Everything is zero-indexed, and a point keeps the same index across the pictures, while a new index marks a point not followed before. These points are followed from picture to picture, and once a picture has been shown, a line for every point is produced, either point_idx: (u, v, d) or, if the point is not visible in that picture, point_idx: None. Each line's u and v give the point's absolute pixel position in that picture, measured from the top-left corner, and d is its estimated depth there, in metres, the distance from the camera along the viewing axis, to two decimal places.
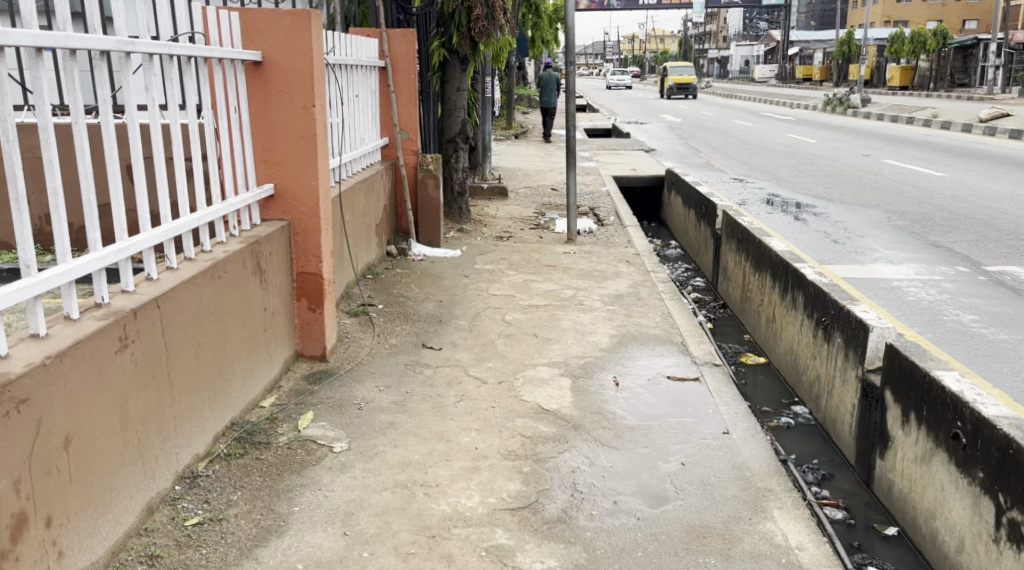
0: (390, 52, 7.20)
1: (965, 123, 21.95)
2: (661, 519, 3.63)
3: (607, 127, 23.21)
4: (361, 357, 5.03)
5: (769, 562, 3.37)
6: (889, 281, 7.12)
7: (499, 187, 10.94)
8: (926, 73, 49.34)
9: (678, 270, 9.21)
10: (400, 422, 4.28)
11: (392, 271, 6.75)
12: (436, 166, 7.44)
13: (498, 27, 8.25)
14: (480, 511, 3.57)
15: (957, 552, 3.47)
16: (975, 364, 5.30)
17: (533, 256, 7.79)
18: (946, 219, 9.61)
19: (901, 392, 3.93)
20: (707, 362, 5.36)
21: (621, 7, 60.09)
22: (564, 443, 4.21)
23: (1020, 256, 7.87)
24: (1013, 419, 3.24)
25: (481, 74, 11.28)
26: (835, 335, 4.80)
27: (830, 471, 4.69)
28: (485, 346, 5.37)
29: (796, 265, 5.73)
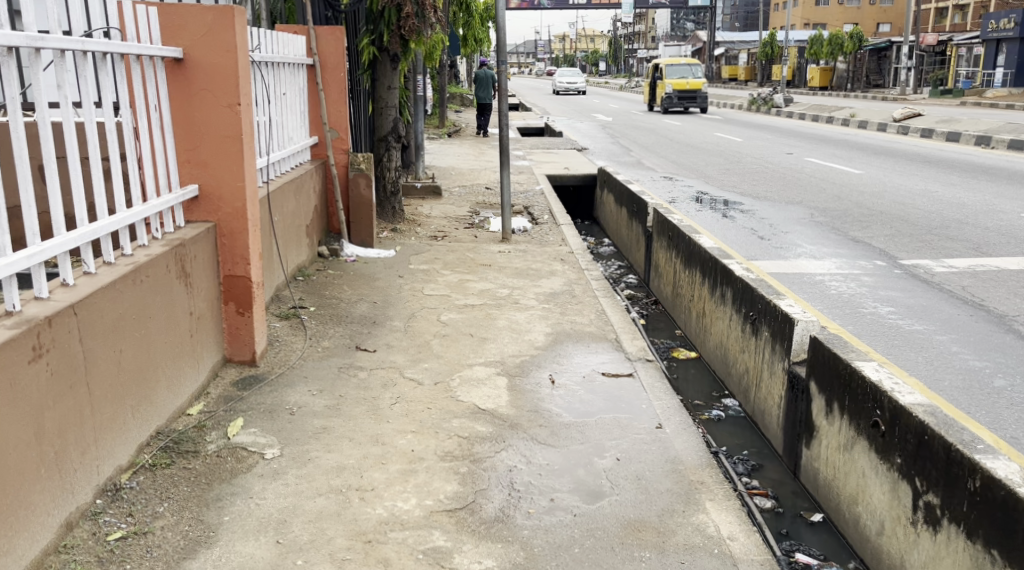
0: (318, 50, 7.08)
1: (879, 123, 22.61)
2: (598, 514, 3.64)
3: (539, 127, 23.25)
4: (293, 361, 4.94)
5: (702, 553, 3.40)
6: (812, 276, 7.29)
7: (432, 186, 10.88)
8: (844, 74, 50.72)
9: (612, 267, 9.28)
10: (334, 426, 4.21)
11: (323, 272, 6.66)
12: (367, 166, 7.35)
13: (428, 25, 8.15)
14: (417, 514, 3.54)
15: (878, 536, 3.56)
16: (893, 354, 5.45)
17: (467, 255, 7.74)
18: (865, 215, 9.88)
19: (824, 383, 4.01)
20: (641, 358, 5.40)
21: (552, 7, 60.33)
22: (500, 443, 4.19)
23: (934, 250, 8.14)
24: (928, 406, 3.33)
25: (413, 73, 11.25)
26: (762, 329, 4.88)
27: (760, 462, 4.77)
28: (420, 347, 5.33)
29: (724, 261, 5.81)
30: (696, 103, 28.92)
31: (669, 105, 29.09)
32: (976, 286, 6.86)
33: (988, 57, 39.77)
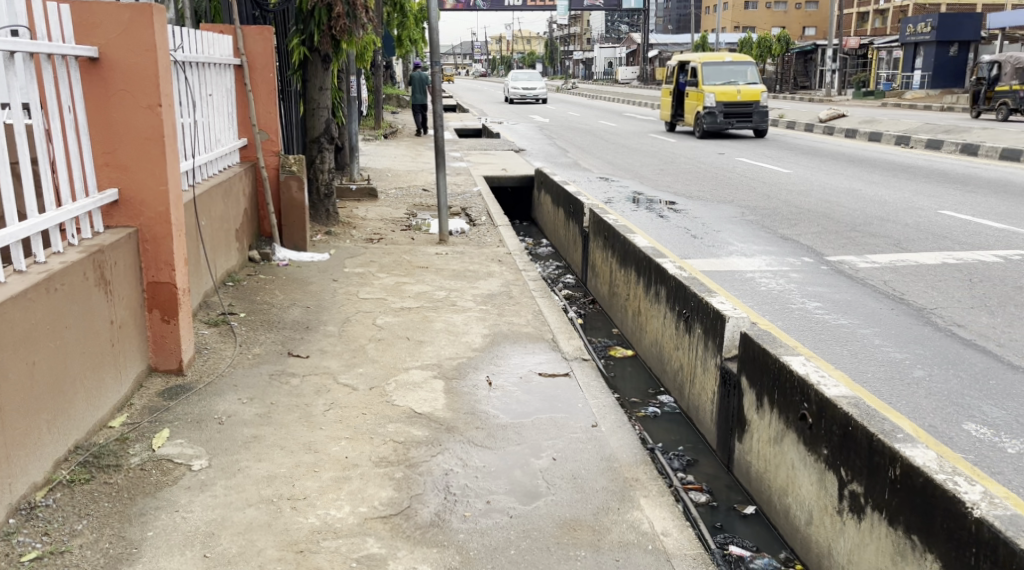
0: (246, 50, 6.93)
1: (807, 124, 23.09)
2: (533, 515, 3.64)
3: (477, 128, 23.24)
4: (222, 369, 4.83)
5: (636, 550, 3.43)
6: (743, 273, 7.41)
7: (368, 188, 10.79)
8: (773, 77, 51.73)
9: (550, 268, 9.29)
10: (265, 435, 4.13)
11: (254, 277, 6.54)
12: (298, 167, 7.24)
13: (360, 25, 8.08)
14: (350, 521, 3.49)
15: (807, 525, 3.63)
16: (819, 348, 5.57)
17: (404, 258, 7.68)
18: (793, 214, 10.07)
19: (754, 377, 4.08)
20: (577, 357, 5.42)
21: (488, 7, 60.50)
22: (437, 446, 4.17)
23: (858, 246, 8.34)
24: (852, 398, 3.41)
25: (346, 73, 11.14)
26: (694, 326, 4.94)
27: (694, 457, 4.84)
28: (355, 352, 5.26)
29: (658, 259, 5.87)
30: (753, 123, 19.85)
31: (711, 126, 19.80)
32: (896, 281, 7.06)
33: (907, 60, 41.11)
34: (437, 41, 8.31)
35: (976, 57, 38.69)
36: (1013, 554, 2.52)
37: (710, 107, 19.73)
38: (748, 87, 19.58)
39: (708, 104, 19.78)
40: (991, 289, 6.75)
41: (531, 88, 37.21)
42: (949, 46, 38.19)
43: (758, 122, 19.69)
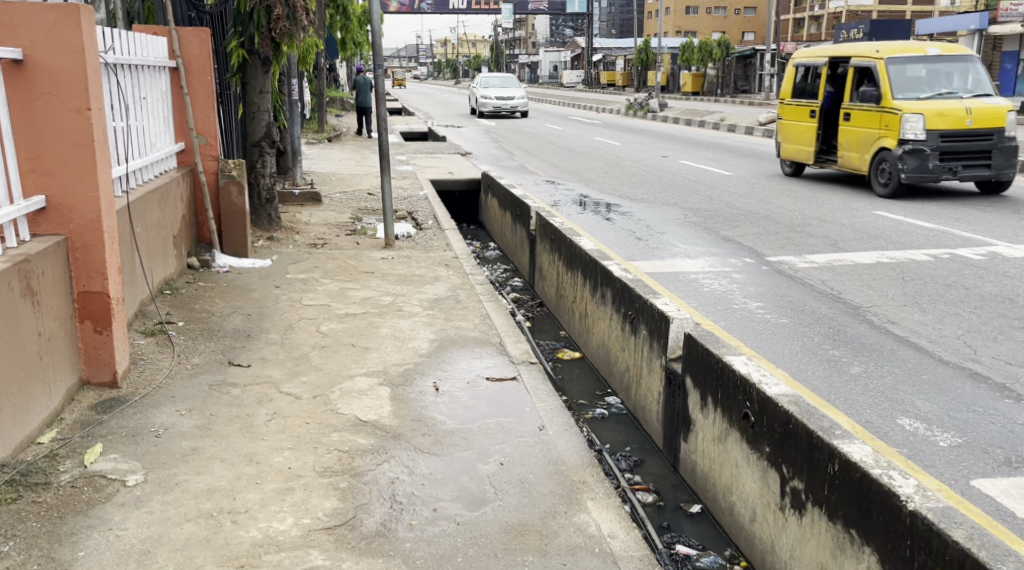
0: (182, 52, 6.75)
1: (747, 127, 23.47)
2: (481, 521, 3.60)
3: (423, 131, 23.10)
4: (159, 381, 4.70)
5: (584, 553, 3.41)
6: (686, 274, 7.48)
7: (311, 193, 10.65)
8: (714, 81, 52.48)
9: (497, 272, 9.26)
10: (204, 447, 4.03)
11: (193, 285, 6.39)
12: (239, 172, 7.11)
13: (301, 27, 8.00)
14: (294, 534, 3.42)
15: (751, 522, 3.65)
16: (761, 348, 5.62)
17: (349, 263, 7.59)
18: (735, 215, 10.20)
19: (698, 378, 4.10)
20: (524, 361, 5.40)
21: (432, 10, 60.32)
22: (382, 454, 4.10)
23: (797, 246, 8.48)
24: (793, 396, 3.44)
25: (288, 76, 10.97)
26: (640, 328, 4.95)
27: (641, 457, 4.85)
28: (298, 360, 5.17)
29: (604, 262, 5.86)
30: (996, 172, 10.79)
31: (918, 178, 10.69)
32: (835, 280, 7.17)
33: None
34: (380, 44, 8.24)
35: None
36: (945, 546, 2.55)
37: (914, 142, 10.60)
38: (979, 102, 10.70)
39: (909, 132, 10.60)
40: (925, 287, 6.90)
41: (507, 104, 29.81)
42: None
43: (1001, 167, 10.75)
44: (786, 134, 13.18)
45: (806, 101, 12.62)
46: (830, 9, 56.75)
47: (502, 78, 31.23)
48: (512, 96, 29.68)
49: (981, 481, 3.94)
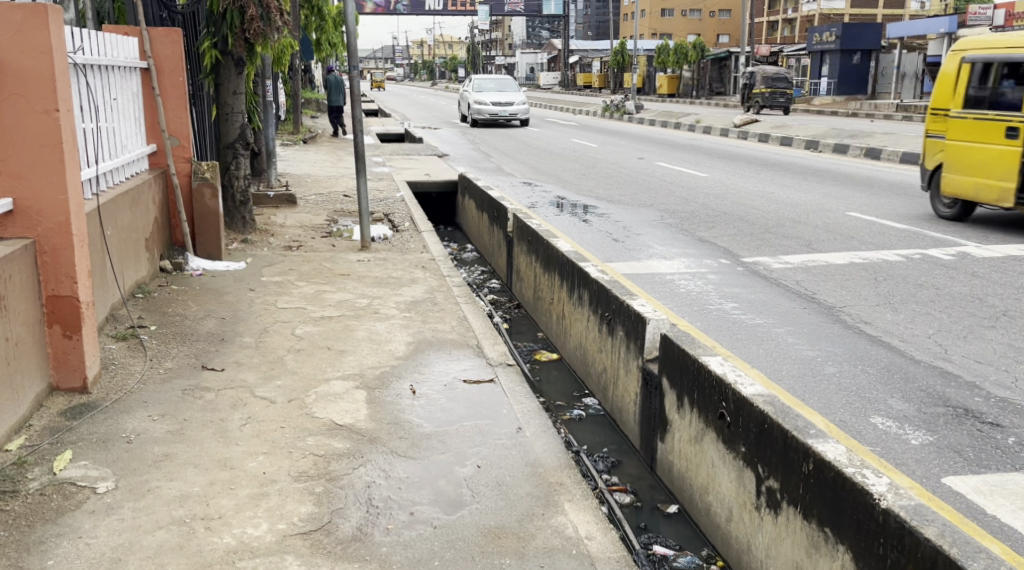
0: (153, 53, 6.66)
1: (723, 128, 23.61)
2: (458, 524, 3.58)
3: (399, 133, 23.00)
4: (130, 386, 4.64)
5: (561, 555, 3.40)
6: (663, 275, 7.50)
7: (286, 195, 10.58)
8: (689, 82, 52.70)
9: (474, 274, 9.25)
10: (177, 452, 3.98)
11: (165, 288, 6.32)
12: (212, 174, 7.04)
13: (275, 28, 7.94)
14: (268, 539, 3.38)
15: (727, 522, 3.66)
16: (736, 348, 5.63)
17: (324, 265, 7.53)
18: (711, 216, 10.24)
19: (675, 378, 4.10)
20: (501, 363, 5.39)
21: (407, 12, 60.16)
22: (358, 458, 4.07)
23: (772, 247, 8.53)
24: (768, 396, 3.45)
25: (261, 77, 10.89)
26: (617, 329, 4.95)
27: (618, 458, 4.85)
28: (273, 364, 5.12)
29: (581, 264, 5.86)
30: None
31: None
32: (809, 280, 7.22)
33: (815, 67, 42.41)
34: (355, 45, 8.19)
35: (876, 65, 40.34)
36: (917, 543, 2.57)
37: None
38: None
39: None
40: (896, 286, 6.96)
41: (505, 109, 26.14)
42: (854, 55, 39.52)
43: None
44: (954, 161, 9.30)
45: (1001, 114, 8.63)
46: (803, 12, 57.19)
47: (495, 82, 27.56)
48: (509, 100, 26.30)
49: (952, 479, 3.97)
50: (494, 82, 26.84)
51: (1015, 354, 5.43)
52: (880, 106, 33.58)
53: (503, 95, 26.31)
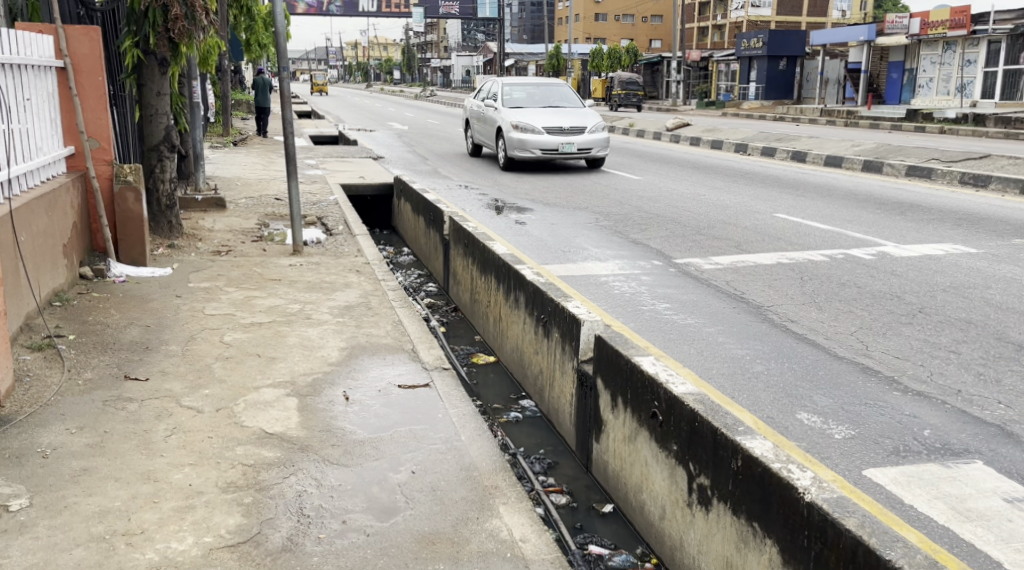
0: (69, 52, 6.42)
1: (655, 132, 23.95)
2: (391, 531, 3.53)
3: (334, 136, 22.77)
4: (46, 399, 4.48)
5: (495, 558, 3.38)
6: (597, 276, 7.55)
7: (215, 198, 10.38)
8: None
9: (410, 277, 9.19)
10: (96, 466, 3.84)
11: (85, 296, 6.12)
12: (135, 177, 6.86)
13: (200, 27, 7.75)
14: (193, 553, 3.28)
15: (661, 520, 3.67)
16: (669, 348, 5.68)
17: (254, 271, 7.38)
18: (643, 219, 10.35)
19: (609, 378, 4.11)
20: (437, 367, 5.34)
21: (341, 13, 59.64)
22: (289, 467, 3.99)
23: (703, 248, 8.66)
24: (698, 395, 3.48)
25: (188, 78, 10.66)
26: (553, 330, 4.94)
27: (554, 459, 4.85)
28: (200, 372, 5.00)
29: (517, 266, 5.84)
30: None
31: None
32: (738, 281, 7.33)
33: (743, 72, 43.31)
34: (283, 45, 8.03)
35: (800, 71, 41.37)
36: (839, 535, 2.61)
37: None
38: None
39: None
40: (820, 286, 7.12)
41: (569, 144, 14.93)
42: (780, 61, 40.50)
43: None
44: None
45: None
46: (731, 19, 58.42)
47: (538, 92, 16.05)
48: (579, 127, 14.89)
49: (872, 471, 4.06)
50: (530, 91, 16.05)
51: (932, 349, 5.59)
52: (805, 111, 34.42)
53: (556, 115, 15.09)
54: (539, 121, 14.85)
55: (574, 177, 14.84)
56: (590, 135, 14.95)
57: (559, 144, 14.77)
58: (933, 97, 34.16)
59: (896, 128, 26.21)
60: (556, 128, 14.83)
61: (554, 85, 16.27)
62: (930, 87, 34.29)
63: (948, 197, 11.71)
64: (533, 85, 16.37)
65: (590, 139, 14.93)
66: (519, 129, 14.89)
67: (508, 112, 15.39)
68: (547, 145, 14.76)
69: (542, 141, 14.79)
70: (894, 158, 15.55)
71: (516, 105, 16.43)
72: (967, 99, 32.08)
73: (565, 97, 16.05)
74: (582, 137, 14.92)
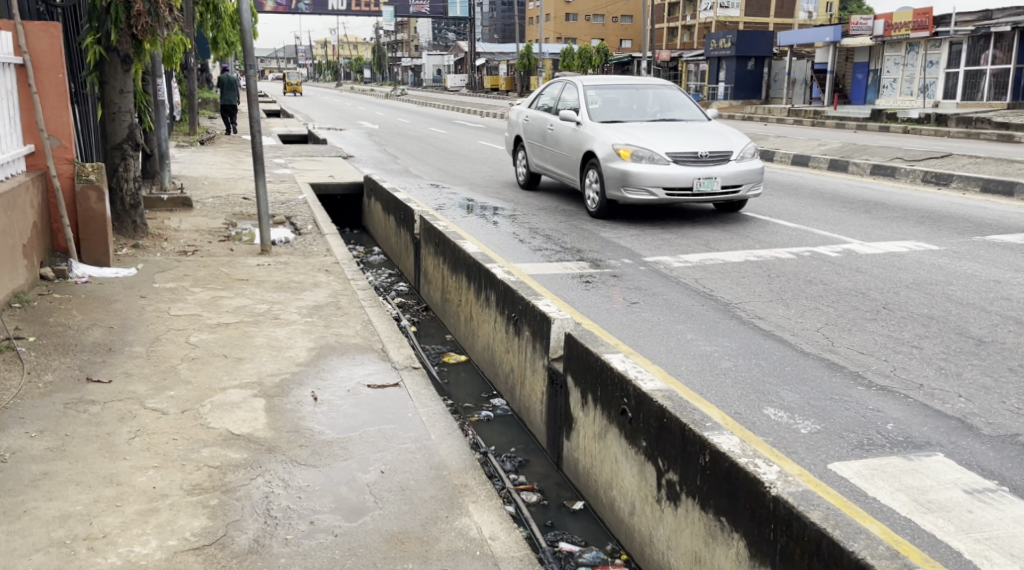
0: (29, 48, 6.32)
1: None
2: (359, 531, 3.51)
3: (303, 135, 22.61)
4: (6, 402, 4.40)
5: (465, 557, 3.36)
6: (568, 275, 7.55)
7: (181, 197, 10.26)
8: None
9: (381, 276, 9.16)
10: (57, 470, 3.78)
11: (46, 297, 6.03)
12: (97, 176, 6.77)
13: (164, 24, 7.65)
14: (157, 557, 3.24)
15: (630, 516, 3.68)
16: (639, 346, 5.70)
17: (221, 271, 7.30)
18: (614, 217, 10.38)
19: (579, 376, 4.11)
20: (407, 366, 5.32)
21: (309, 11, 59.17)
22: (256, 469, 3.95)
23: (673, 246, 8.70)
24: (667, 392, 3.49)
25: (153, 76, 10.53)
26: (524, 328, 4.93)
27: (525, 457, 4.84)
28: (165, 373, 4.93)
29: (488, 265, 5.83)
30: None
31: None
32: (707, 278, 7.37)
33: (713, 73, 43.59)
34: (249, 43, 7.95)
35: (769, 71, 41.71)
36: (804, 527, 2.62)
37: None
38: None
39: None
40: (788, 283, 7.18)
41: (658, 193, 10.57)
42: (748, 62, 40.83)
43: None
44: None
45: None
46: (700, 19, 58.77)
47: (633, 102, 10.68)
48: (719, 156, 9.55)
49: (837, 464, 4.10)
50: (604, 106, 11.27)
51: (895, 344, 5.66)
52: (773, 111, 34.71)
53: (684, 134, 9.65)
54: (657, 144, 9.49)
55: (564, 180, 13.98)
56: (739, 166, 9.56)
57: (695, 179, 9.37)
58: (897, 97, 34.58)
59: (863, 128, 26.49)
60: (689, 155, 9.42)
61: (649, 87, 11.02)
62: (895, 87, 34.68)
63: (913, 196, 11.83)
64: (625, 90, 10.91)
65: (739, 172, 9.55)
66: (634, 159, 9.44)
67: (608, 132, 9.95)
68: (677, 185, 9.34)
69: (669, 176, 9.34)
70: (859, 157, 15.71)
71: (610, 107, 10.60)
72: (930, 99, 32.52)
73: (666, 99, 10.83)
74: (727, 169, 9.53)
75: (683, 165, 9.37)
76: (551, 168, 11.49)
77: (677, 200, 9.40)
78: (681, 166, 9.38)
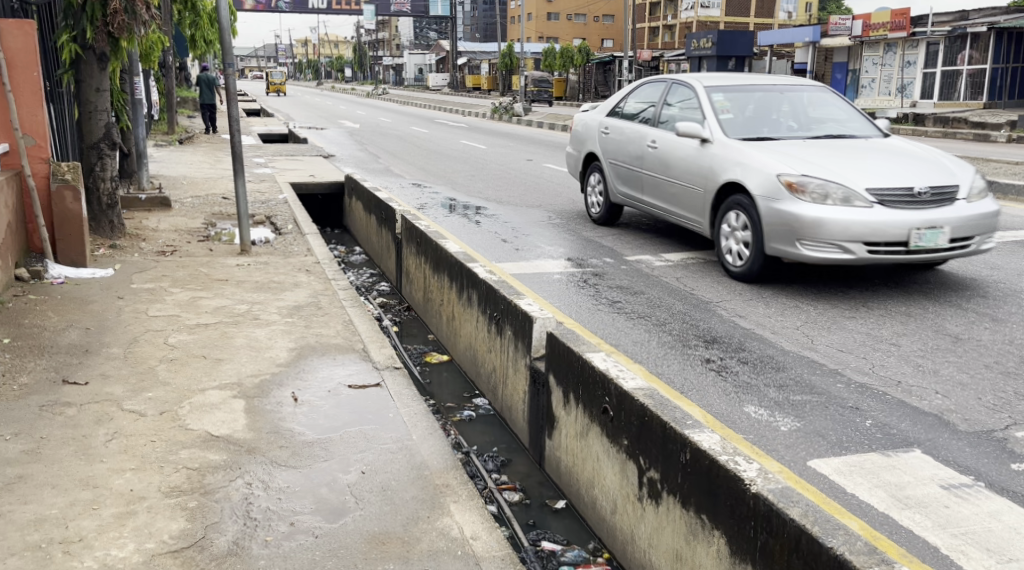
0: (3, 46, 6.25)
1: None
2: (340, 532, 3.48)
3: (283, 134, 22.49)
4: None
5: (446, 557, 3.35)
6: (550, 274, 7.55)
7: (160, 197, 10.17)
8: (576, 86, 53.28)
9: (363, 276, 9.12)
10: (32, 473, 3.74)
11: (21, 298, 5.96)
12: (73, 176, 6.70)
13: (141, 22, 7.58)
14: (134, 560, 3.21)
15: (612, 515, 3.68)
16: (621, 344, 5.70)
17: (200, 271, 7.25)
18: (596, 216, 10.39)
19: (561, 375, 4.10)
20: (389, 366, 5.29)
21: (289, 9, 58.86)
22: (235, 470, 3.92)
23: (655, 245, 8.71)
24: (648, 390, 3.49)
25: (130, 74, 10.44)
26: (506, 328, 4.92)
27: (508, 457, 4.83)
28: (143, 374, 4.89)
29: (470, 264, 5.81)
30: None
31: None
32: (689, 277, 7.39)
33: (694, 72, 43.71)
34: (228, 41, 7.89)
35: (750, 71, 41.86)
36: (783, 524, 2.63)
37: None
38: None
39: None
40: (769, 281, 7.20)
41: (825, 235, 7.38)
42: (728, 61, 40.96)
43: None
44: None
45: None
46: (682, 19, 58.88)
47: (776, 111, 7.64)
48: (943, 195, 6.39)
49: (816, 461, 4.11)
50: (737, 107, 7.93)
51: (875, 342, 5.69)
52: None
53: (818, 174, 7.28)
54: (850, 176, 6.40)
55: (546, 179, 13.97)
56: (972, 210, 6.40)
57: (916, 231, 6.22)
58: (875, 97, 34.81)
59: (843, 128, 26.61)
60: (903, 194, 6.28)
61: (788, 86, 8.03)
62: (872, 87, 34.70)
63: None
64: (760, 93, 7.88)
65: (974, 219, 6.38)
66: (810, 197, 6.38)
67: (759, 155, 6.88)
68: (887, 238, 6.22)
69: (874, 225, 6.21)
70: None
71: (748, 119, 7.55)
72: (907, 100, 32.60)
73: (815, 105, 7.86)
74: (957, 214, 6.36)
75: (893, 209, 6.25)
76: (644, 199, 8.45)
77: (882, 260, 6.27)
78: (892, 209, 6.24)
